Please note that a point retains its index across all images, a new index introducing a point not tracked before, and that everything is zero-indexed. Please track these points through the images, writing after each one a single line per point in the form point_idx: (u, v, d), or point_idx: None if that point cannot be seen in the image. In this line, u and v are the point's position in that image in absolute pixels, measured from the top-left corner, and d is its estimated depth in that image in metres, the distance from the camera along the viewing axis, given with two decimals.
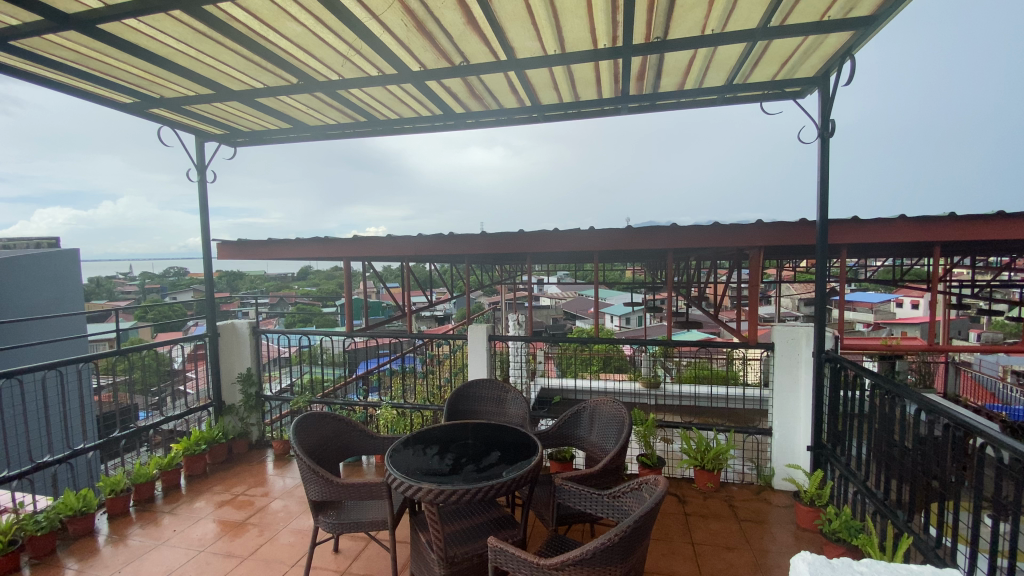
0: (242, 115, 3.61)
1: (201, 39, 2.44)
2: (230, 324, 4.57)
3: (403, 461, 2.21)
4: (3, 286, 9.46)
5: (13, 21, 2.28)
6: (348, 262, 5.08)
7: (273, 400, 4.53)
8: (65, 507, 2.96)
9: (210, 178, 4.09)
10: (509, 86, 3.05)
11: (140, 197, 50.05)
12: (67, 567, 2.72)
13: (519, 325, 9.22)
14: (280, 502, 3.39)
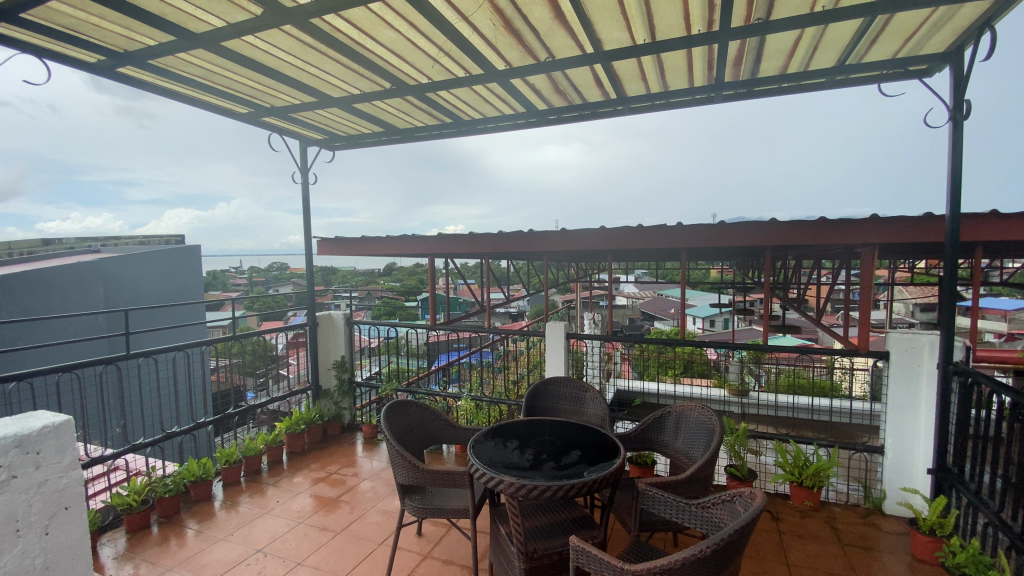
0: (340, 121, 3.87)
1: (307, 50, 2.64)
2: (327, 314, 4.93)
3: (486, 452, 2.26)
4: (139, 277, 10.88)
5: (155, 43, 2.60)
6: (432, 259, 5.26)
7: (363, 387, 4.85)
8: (189, 473, 3.36)
9: (312, 179, 4.44)
10: (594, 79, 3.00)
11: (249, 199, 55.43)
12: (189, 526, 3.07)
13: (596, 324, 9.05)
14: (369, 483, 3.61)
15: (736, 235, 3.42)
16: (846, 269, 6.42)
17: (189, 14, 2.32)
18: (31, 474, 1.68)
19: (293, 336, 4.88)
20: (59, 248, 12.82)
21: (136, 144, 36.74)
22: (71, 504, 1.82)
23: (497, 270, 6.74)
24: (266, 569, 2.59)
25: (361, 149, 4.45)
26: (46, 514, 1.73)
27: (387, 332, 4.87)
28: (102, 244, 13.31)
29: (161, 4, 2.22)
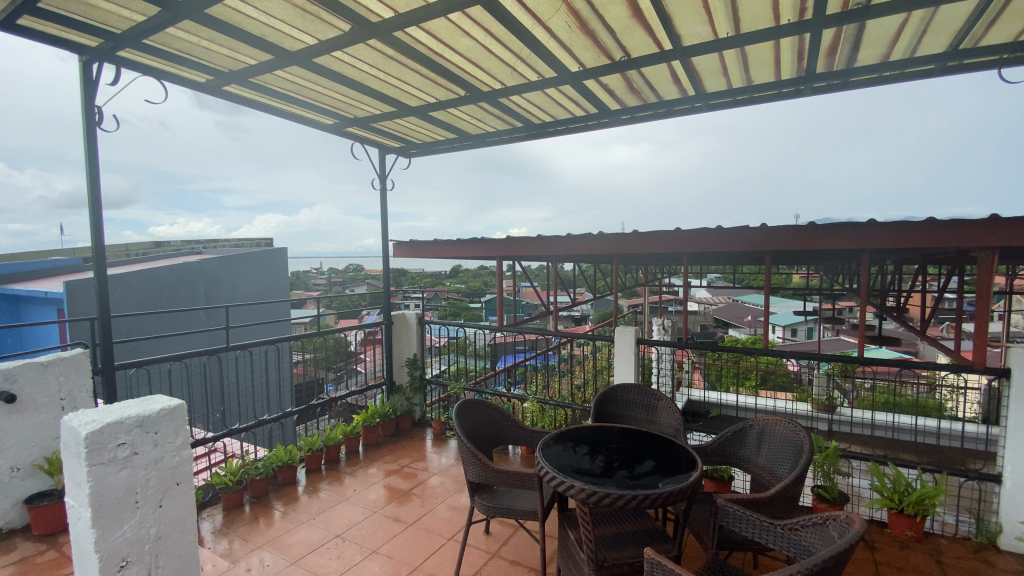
0: (416, 129, 4.03)
1: (389, 62, 2.78)
2: (401, 314, 5.14)
3: (555, 456, 2.25)
4: (233, 277, 11.89)
5: (255, 61, 2.84)
6: (500, 261, 5.32)
7: (432, 384, 4.99)
8: (277, 458, 3.62)
9: (390, 186, 4.65)
10: (672, 76, 2.91)
11: (328, 204, 59.06)
12: (277, 508, 3.31)
13: (665, 330, 8.73)
14: (438, 478, 3.71)
15: (827, 238, 3.13)
16: (955, 276, 5.75)
17: (286, 34, 2.52)
18: (148, 451, 1.89)
19: (367, 333, 5.15)
20: (168, 250, 14.30)
21: (232, 155, 40.29)
22: (182, 480, 2.01)
23: (563, 274, 6.68)
24: (344, 554, 2.74)
25: (435, 155, 4.61)
26: (160, 488, 1.93)
27: (452, 332, 5.02)
28: (203, 246, 14.70)
29: (263, 26, 2.43)
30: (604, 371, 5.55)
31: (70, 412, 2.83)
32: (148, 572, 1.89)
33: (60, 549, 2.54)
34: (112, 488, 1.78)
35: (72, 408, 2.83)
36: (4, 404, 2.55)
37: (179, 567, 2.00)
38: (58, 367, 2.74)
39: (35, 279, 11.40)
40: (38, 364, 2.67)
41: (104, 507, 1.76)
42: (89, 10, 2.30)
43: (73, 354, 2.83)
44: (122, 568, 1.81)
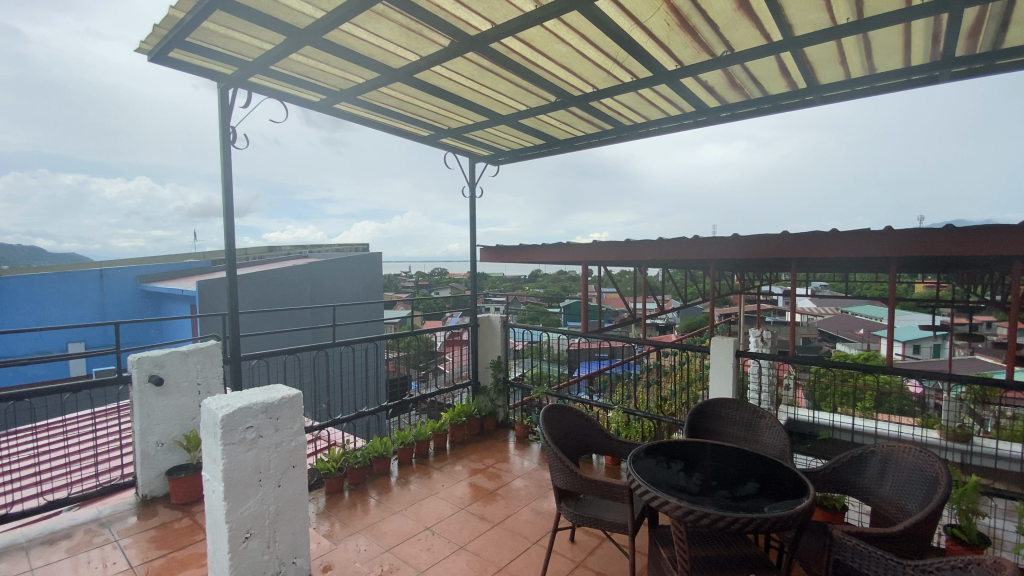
0: (506, 137, 4.13)
1: (484, 73, 2.87)
2: (486, 317, 5.23)
3: (648, 470, 2.17)
4: (334, 279, 12.89)
5: (362, 79, 3.07)
6: (585, 266, 5.25)
7: (515, 387, 5.05)
8: (373, 449, 3.86)
9: (479, 193, 4.76)
10: (779, 69, 2.72)
11: (416, 211, 62.06)
12: (372, 496, 3.52)
13: (761, 342, 8.12)
14: (521, 481, 3.74)
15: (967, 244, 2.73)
16: None
17: (391, 53, 2.70)
18: (270, 435, 2.09)
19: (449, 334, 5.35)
20: (278, 254, 15.81)
21: (331, 167, 43.70)
22: (297, 463, 2.21)
23: (650, 280, 6.45)
24: (433, 547, 2.84)
25: (523, 162, 4.69)
26: (279, 469, 2.13)
27: (532, 336, 4.98)
28: (308, 251, 16.10)
29: (372, 46, 2.62)
30: (693, 383, 5.27)
31: (205, 396, 3.23)
32: (268, 544, 2.09)
33: (194, 517, 2.87)
34: (241, 466, 1.99)
35: (206, 393, 3.22)
36: (155, 385, 2.96)
37: (292, 543, 2.19)
38: (196, 356, 3.14)
39: (173, 279, 13.11)
40: (181, 352, 3.07)
41: (234, 482, 1.98)
42: (229, 42, 2.62)
43: (208, 345, 3.22)
44: (246, 539, 2.02)
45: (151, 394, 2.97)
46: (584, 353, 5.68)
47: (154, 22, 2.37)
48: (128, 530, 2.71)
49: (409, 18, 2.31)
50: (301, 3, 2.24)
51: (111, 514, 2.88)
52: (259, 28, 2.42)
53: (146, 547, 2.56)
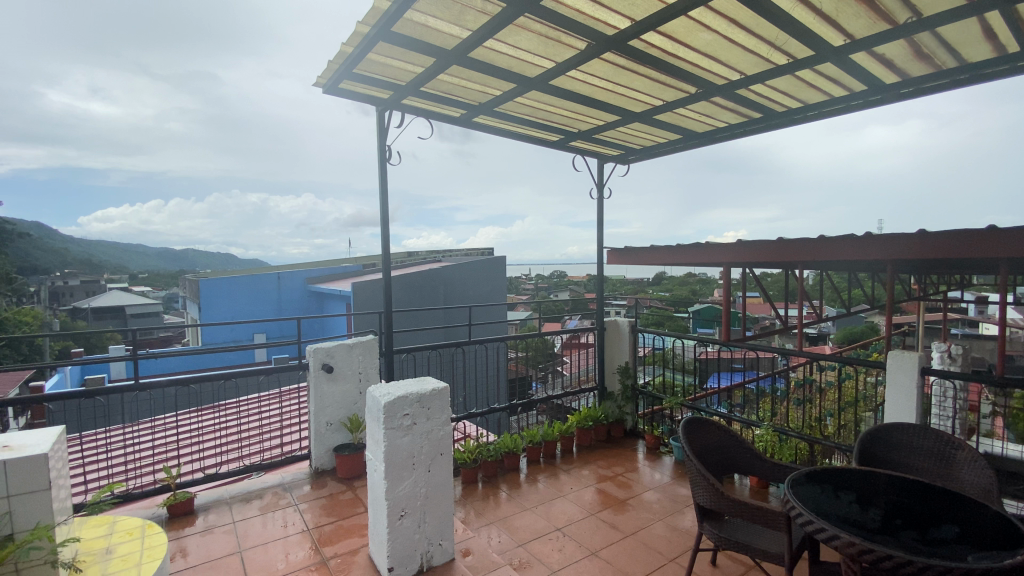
0: (639, 135, 4.02)
1: (621, 72, 2.83)
2: (614, 321, 5.11)
3: (811, 498, 1.93)
4: (463, 281, 13.64)
5: (498, 90, 3.23)
6: (725, 270, 4.85)
7: (644, 395, 4.86)
8: (505, 445, 4.00)
9: (607, 194, 4.75)
10: (983, 32, 2.28)
11: (537, 215, 63.25)
12: (504, 490, 3.66)
13: (947, 359, 6.76)
14: (654, 495, 3.59)
15: None
16: None
17: (528, 62, 2.79)
18: (423, 423, 2.29)
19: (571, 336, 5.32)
20: (414, 259, 17.23)
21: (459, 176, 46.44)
22: (445, 451, 2.37)
23: (801, 285, 5.75)
24: (565, 548, 2.86)
25: (655, 160, 4.51)
26: (430, 455, 2.31)
27: (657, 341, 4.87)
28: (441, 256, 17.28)
29: (510, 58, 2.73)
30: (857, 403, 4.56)
31: (365, 384, 3.64)
32: (420, 524, 2.29)
33: (355, 491, 3.24)
34: (399, 449, 2.21)
35: (365, 381, 3.63)
36: (327, 372, 3.42)
37: (439, 526, 2.37)
38: (359, 348, 3.56)
39: (330, 280, 15.00)
40: (347, 344, 3.51)
41: (393, 463, 2.20)
42: (386, 69, 2.92)
43: (367, 338, 3.63)
44: (402, 517, 2.23)
45: (324, 379, 3.43)
46: (717, 362, 5.28)
47: (329, 58, 2.74)
48: (303, 497, 3.15)
49: (548, 27, 2.37)
50: (450, 25, 2.42)
51: (291, 481, 3.37)
52: (413, 53, 2.67)
53: (319, 513, 2.95)
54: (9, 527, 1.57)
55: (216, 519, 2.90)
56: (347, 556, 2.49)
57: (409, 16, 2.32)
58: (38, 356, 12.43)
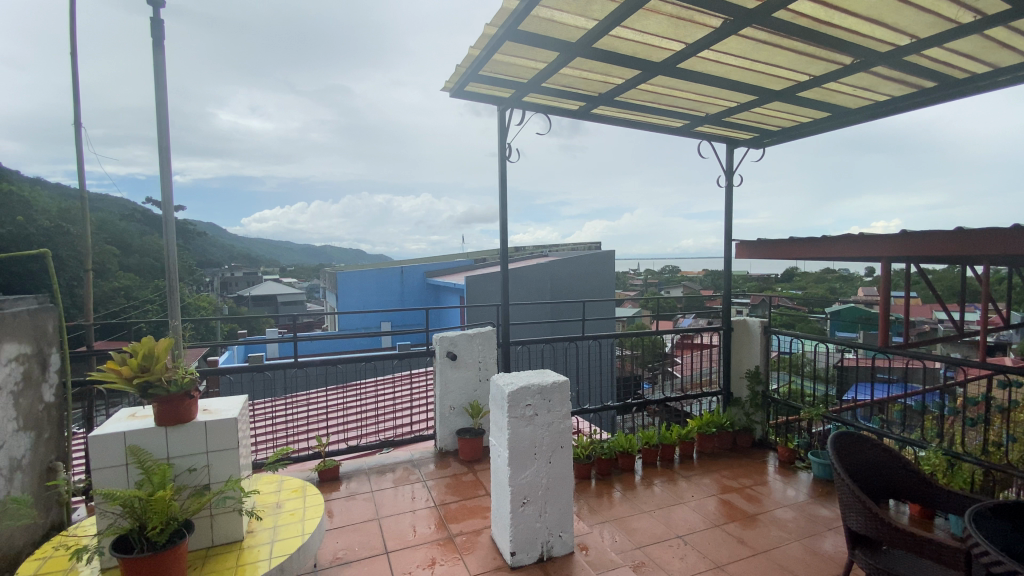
0: (777, 115, 3.66)
1: (761, 48, 2.59)
2: (742, 321, 4.73)
3: (1003, 537, 1.61)
4: (571, 275, 13.59)
5: (621, 79, 3.14)
6: (883, 266, 4.23)
7: (777, 403, 4.43)
8: (619, 444, 3.92)
9: (737, 182, 4.40)
10: None
11: None
12: (619, 489, 3.59)
13: None
14: (788, 513, 3.27)
15: None
16: None
17: (655, 47, 2.67)
18: (544, 415, 2.32)
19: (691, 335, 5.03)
20: (523, 254, 17.55)
21: None
22: (565, 444, 2.38)
23: (982, 284, 4.81)
24: (687, 557, 2.72)
25: (796, 142, 4.07)
26: (551, 447, 2.34)
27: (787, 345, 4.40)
28: (548, 250, 17.41)
29: (636, 45, 2.64)
30: None
31: (484, 373, 3.79)
32: (541, 513, 2.33)
33: (476, 474, 3.40)
34: (521, 438, 2.27)
35: (485, 370, 3.78)
36: (451, 360, 3.63)
37: (559, 518, 2.39)
38: (478, 338, 3.72)
39: (446, 274, 15.87)
40: (468, 334, 3.68)
41: (516, 452, 2.26)
42: (509, 68, 2.99)
43: (486, 330, 3.79)
44: (524, 504, 2.30)
45: (448, 366, 3.64)
46: (860, 371, 4.63)
47: (457, 62, 2.89)
48: (430, 474, 3.38)
49: (681, 7, 2.25)
50: (576, 17, 2.40)
51: (419, 458, 3.64)
52: (537, 49, 2.69)
53: (445, 491, 3.14)
54: (208, 477, 1.88)
55: (357, 486, 3.24)
56: (471, 535, 2.62)
57: (536, 13, 2.35)
58: (213, 335, 14.85)
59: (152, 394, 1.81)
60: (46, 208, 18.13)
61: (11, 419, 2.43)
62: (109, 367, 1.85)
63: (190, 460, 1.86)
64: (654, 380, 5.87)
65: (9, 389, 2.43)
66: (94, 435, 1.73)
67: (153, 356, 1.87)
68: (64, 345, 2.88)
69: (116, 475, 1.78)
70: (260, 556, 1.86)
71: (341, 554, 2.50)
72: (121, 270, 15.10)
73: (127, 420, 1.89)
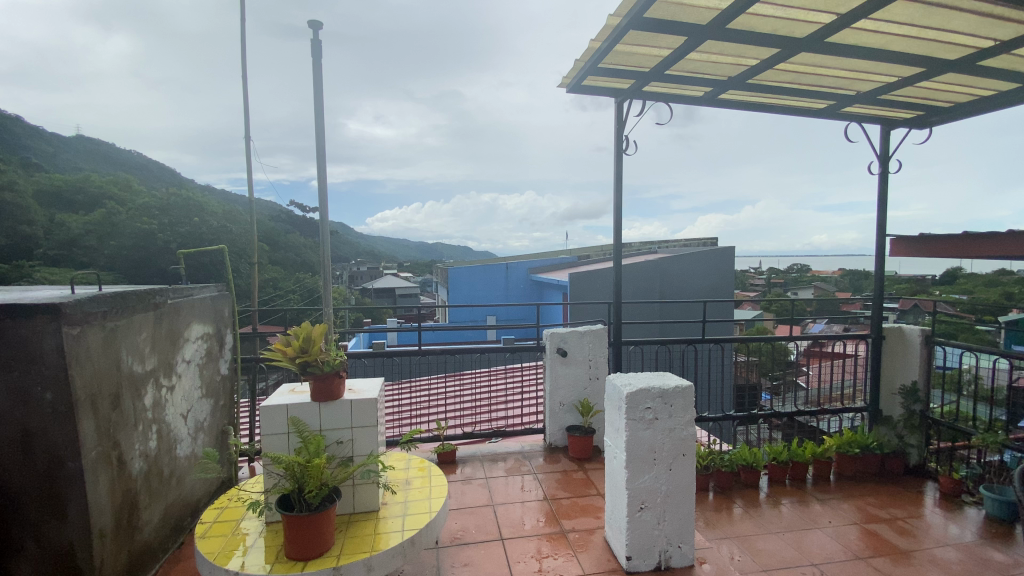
0: (950, 88, 3.12)
1: (935, 11, 2.24)
2: (898, 329, 4.12)
3: None
4: (685, 273, 12.90)
5: (754, 60, 2.90)
6: None
7: (941, 426, 3.80)
8: (742, 457, 3.63)
9: (894, 169, 3.83)
10: None
11: None
12: (739, 505, 3.33)
13: None
14: (952, 553, 2.79)
15: None
16: None
17: (799, 21, 2.42)
18: (665, 420, 2.22)
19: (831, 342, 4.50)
20: (630, 250, 17.05)
21: None
22: (687, 452, 2.26)
23: None
24: None
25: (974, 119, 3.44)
26: (672, 454, 2.23)
27: (950, 358, 3.79)
28: (658, 247, 16.73)
29: (776, 20, 2.42)
30: None
31: (595, 371, 3.74)
32: (659, 520, 2.24)
33: (586, 472, 3.36)
34: (640, 442, 2.20)
35: (596, 369, 3.72)
36: (562, 356, 3.64)
37: (679, 528, 2.28)
38: (589, 336, 3.67)
39: (552, 270, 16.01)
40: (579, 331, 3.65)
41: (635, 455, 2.20)
42: (631, 59, 2.90)
43: (597, 327, 3.73)
44: (641, 510, 2.23)
45: (558, 362, 3.65)
46: None
47: (577, 56, 2.88)
48: (541, 467, 3.43)
49: None
50: None
51: (530, 451, 3.70)
52: (662, 36, 2.59)
53: (557, 486, 3.16)
54: (352, 450, 2.10)
55: (472, 471, 3.39)
56: (584, 534, 2.61)
57: None
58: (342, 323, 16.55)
59: (309, 372, 2.06)
60: (215, 211, 21.61)
61: (198, 387, 2.91)
62: (277, 348, 2.15)
63: (338, 434, 2.08)
64: (778, 391, 5.35)
65: (197, 361, 2.91)
66: (264, 405, 2.01)
67: (311, 339, 2.13)
68: (235, 326, 3.38)
69: (279, 441, 2.05)
70: (393, 527, 2.02)
71: (459, 535, 2.63)
72: (269, 264, 17.51)
73: (288, 394, 2.17)
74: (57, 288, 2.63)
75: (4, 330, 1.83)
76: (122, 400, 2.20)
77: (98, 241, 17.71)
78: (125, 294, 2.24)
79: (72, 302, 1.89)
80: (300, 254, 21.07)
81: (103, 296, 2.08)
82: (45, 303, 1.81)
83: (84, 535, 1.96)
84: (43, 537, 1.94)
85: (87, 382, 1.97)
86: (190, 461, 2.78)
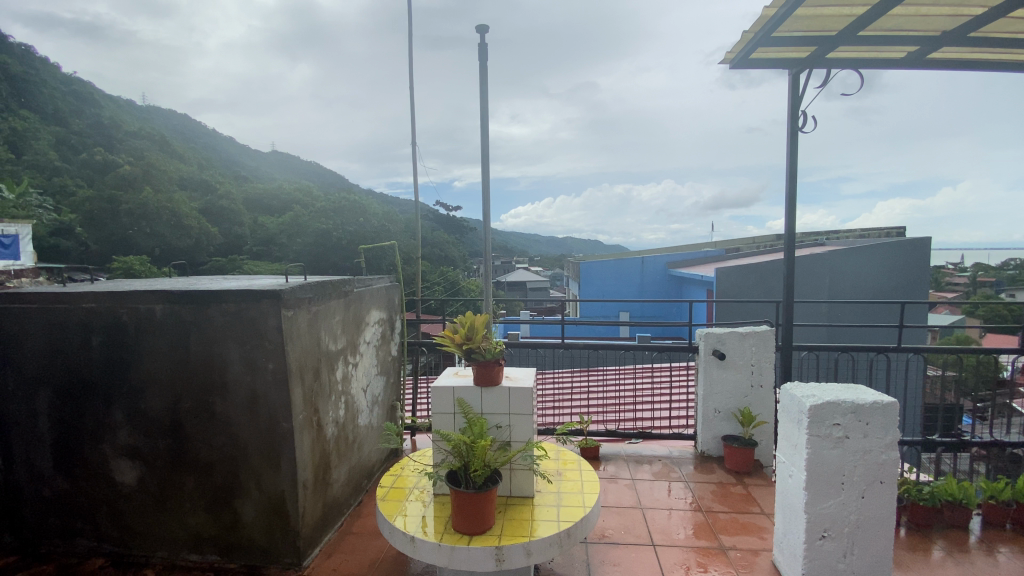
0: None
1: None
2: None
3: None
4: (863, 271, 11.10)
5: (985, 6, 2.34)
6: None
7: None
8: (947, 491, 2.97)
9: None
10: None
11: None
12: (941, 548, 2.75)
13: None
14: None
15: None
16: None
17: None
18: (858, 440, 1.91)
19: None
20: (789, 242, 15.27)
21: None
22: (885, 480, 1.93)
23: None
24: None
25: None
26: (865, 480, 1.92)
27: None
28: (824, 238, 14.69)
29: None
30: None
31: (757, 377, 3.40)
32: (846, 553, 1.95)
33: (746, 487, 3.07)
34: (824, 462, 1.92)
35: (758, 375, 3.38)
36: (718, 359, 3.37)
37: (871, 564, 1.96)
38: (752, 338, 3.34)
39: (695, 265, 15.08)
40: (739, 333, 3.34)
41: (817, 476, 1.93)
42: (813, 23, 2.54)
43: (762, 329, 3.37)
44: (822, 538, 1.96)
45: (714, 365, 3.38)
46: None
47: (745, 30, 2.62)
48: (692, 476, 3.23)
49: None
50: None
51: (678, 457, 3.50)
52: None
53: (712, 498, 2.94)
54: (510, 435, 2.19)
55: (616, 470, 3.32)
56: (747, 554, 2.38)
57: None
58: None
59: (474, 358, 2.19)
60: (376, 210, 24.42)
61: (375, 366, 3.29)
62: (446, 334, 2.31)
63: (498, 420, 2.19)
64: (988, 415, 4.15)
65: (374, 343, 3.30)
66: (434, 386, 2.18)
67: (475, 328, 2.26)
68: (403, 313, 3.76)
69: (447, 420, 2.21)
70: (549, 516, 2.06)
71: (607, 534, 2.59)
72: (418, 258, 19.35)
73: (454, 377, 2.34)
74: (275, 277, 3.20)
75: (241, 311, 2.25)
76: (320, 372, 2.57)
77: (287, 238, 21.43)
78: (324, 283, 2.60)
79: (288, 289, 2.25)
80: (445, 249, 22.82)
81: (309, 284, 2.45)
82: (269, 289, 2.19)
83: (292, 485, 2.34)
84: (263, 483, 2.36)
85: (297, 356, 2.34)
86: (368, 430, 3.16)
